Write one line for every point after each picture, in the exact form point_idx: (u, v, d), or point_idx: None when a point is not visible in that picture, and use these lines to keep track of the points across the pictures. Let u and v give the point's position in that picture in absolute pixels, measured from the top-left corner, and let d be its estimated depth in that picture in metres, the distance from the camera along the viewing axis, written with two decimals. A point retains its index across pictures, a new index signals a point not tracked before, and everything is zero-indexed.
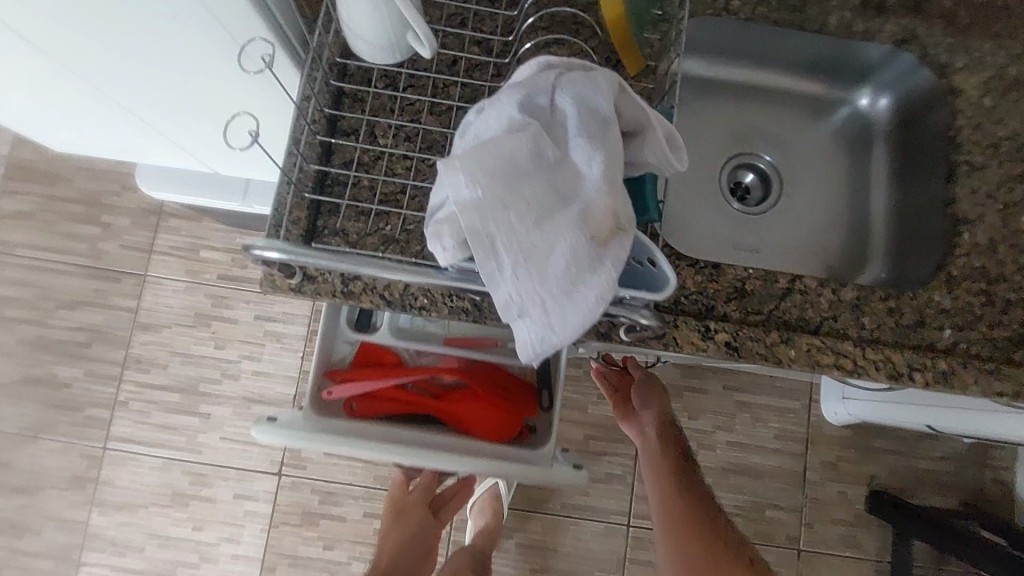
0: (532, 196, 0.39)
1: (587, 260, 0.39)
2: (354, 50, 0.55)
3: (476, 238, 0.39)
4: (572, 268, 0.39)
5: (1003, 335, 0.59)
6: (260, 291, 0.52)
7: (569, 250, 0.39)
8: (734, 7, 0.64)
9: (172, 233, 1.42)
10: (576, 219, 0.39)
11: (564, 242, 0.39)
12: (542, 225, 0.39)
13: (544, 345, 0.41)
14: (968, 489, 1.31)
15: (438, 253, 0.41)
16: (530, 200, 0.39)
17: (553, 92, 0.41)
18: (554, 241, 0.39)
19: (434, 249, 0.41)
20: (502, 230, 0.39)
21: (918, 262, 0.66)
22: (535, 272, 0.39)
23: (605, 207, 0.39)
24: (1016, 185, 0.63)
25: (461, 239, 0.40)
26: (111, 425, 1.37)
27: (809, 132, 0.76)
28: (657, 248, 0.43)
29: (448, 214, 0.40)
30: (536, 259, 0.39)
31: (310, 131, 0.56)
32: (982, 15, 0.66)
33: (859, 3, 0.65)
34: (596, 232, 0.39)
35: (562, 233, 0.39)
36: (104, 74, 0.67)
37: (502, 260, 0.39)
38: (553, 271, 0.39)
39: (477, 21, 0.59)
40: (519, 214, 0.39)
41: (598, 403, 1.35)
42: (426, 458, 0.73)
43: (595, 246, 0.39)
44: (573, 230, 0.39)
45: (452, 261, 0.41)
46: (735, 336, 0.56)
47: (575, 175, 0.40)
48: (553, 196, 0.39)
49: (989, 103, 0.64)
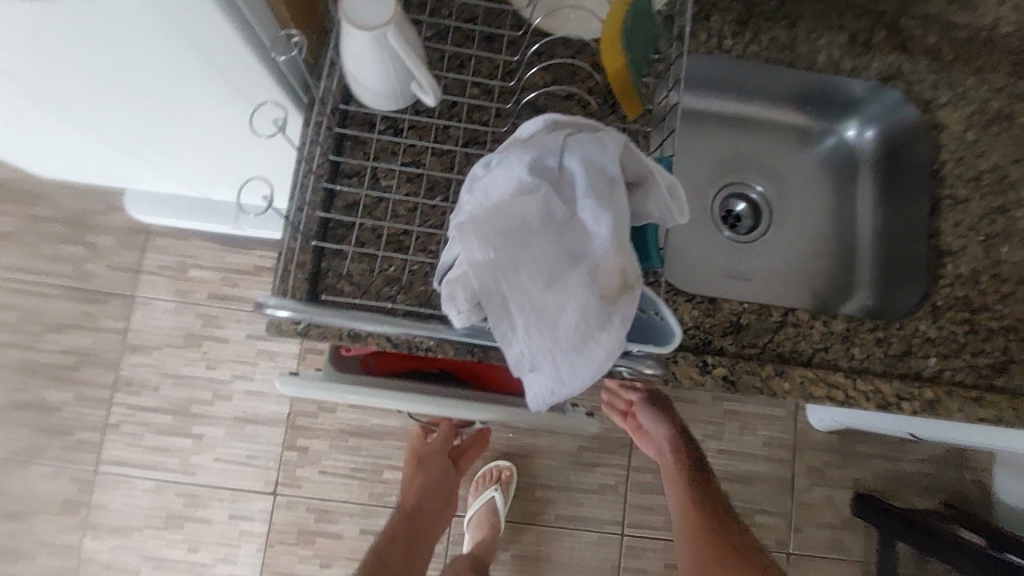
0: (543, 257, 0.40)
1: (597, 317, 0.40)
2: (359, 96, 0.56)
3: (489, 298, 0.40)
4: (582, 325, 0.40)
5: (985, 362, 0.62)
6: (267, 336, 0.53)
7: (579, 309, 0.40)
8: (727, 44, 0.65)
9: (160, 252, 1.41)
10: (585, 278, 0.40)
11: (574, 301, 0.40)
12: (553, 285, 0.40)
13: (556, 397, 0.42)
14: (948, 490, 1.36)
15: (451, 313, 0.42)
16: (541, 261, 0.40)
17: (561, 154, 0.42)
18: (565, 301, 0.40)
19: (447, 309, 0.42)
20: (515, 291, 0.40)
21: (903, 290, 0.69)
22: (547, 331, 0.40)
23: (613, 266, 0.41)
24: (996, 217, 0.66)
25: (474, 298, 0.41)
26: (102, 448, 1.36)
27: (797, 162, 0.78)
28: (663, 301, 0.45)
29: (460, 275, 0.41)
30: (548, 317, 0.40)
31: (318, 179, 0.57)
32: (964, 51, 0.68)
33: (847, 41, 0.66)
34: (605, 291, 0.41)
35: (573, 292, 0.40)
36: (95, 113, 0.66)
37: (515, 319, 0.40)
38: (564, 328, 0.40)
39: (477, 64, 0.59)
40: (531, 274, 0.40)
41: (592, 415, 1.36)
42: (456, 411, 0.70)
43: (604, 304, 0.41)
44: (583, 290, 0.40)
45: (467, 322, 0.42)
46: (732, 370, 0.57)
47: (583, 234, 0.41)
48: (563, 257, 0.41)
49: (970, 137, 0.67)
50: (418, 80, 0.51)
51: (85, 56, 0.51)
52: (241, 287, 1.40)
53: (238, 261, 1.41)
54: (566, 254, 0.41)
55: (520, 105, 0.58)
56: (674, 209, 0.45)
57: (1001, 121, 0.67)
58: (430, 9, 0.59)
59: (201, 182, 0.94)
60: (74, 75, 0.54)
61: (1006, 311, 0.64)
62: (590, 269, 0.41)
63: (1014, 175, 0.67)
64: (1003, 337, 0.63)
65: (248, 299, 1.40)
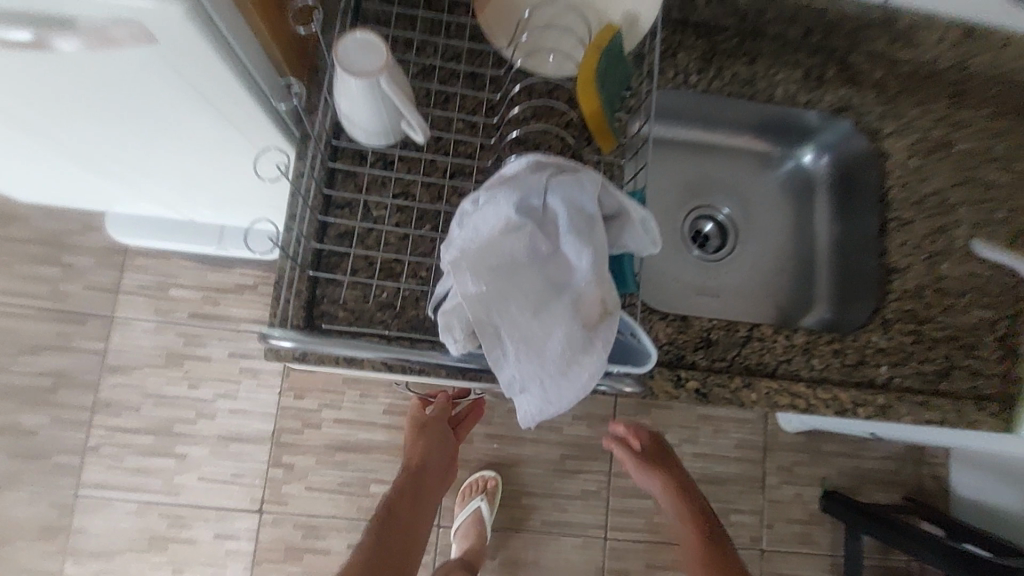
0: (529, 289, 0.44)
1: (581, 341, 0.44)
2: (350, 133, 0.59)
3: (481, 327, 0.43)
4: (567, 350, 0.44)
5: (932, 369, 0.68)
6: (266, 362, 0.56)
7: (564, 335, 0.44)
8: (693, 80, 0.70)
9: (139, 272, 1.40)
10: (569, 307, 0.44)
11: (560, 328, 0.44)
12: (540, 315, 0.44)
13: (545, 416, 0.46)
14: (909, 484, 1.44)
15: (447, 342, 0.45)
16: (529, 293, 0.44)
17: (545, 194, 0.46)
18: (551, 328, 0.44)
19: (444, 338, 0.45)
20: (507, 321, 0.44)
21: (857, 304, 0.75)
22: (536, 356, 0.44)
23: (594, 295, 0.45)
24: (939, 236, 0.72)
25: (467, 326, 0.45)
26: (82, 471, 1.34)
27: (759, 184, 0.84)
28: (639, 324, 0.49)
29: (455, 307, 0.44)
30: (536, 343, 0.44)
31: (314, 211, 0.59)
32: (908, 84, 0.74)
33: (802, 76, 0.72)
34: (587, 319, 0.45)
35: (558, 320, 0.44)
36: (84, 142, 0.67)
37: (506, 347, 0.44)
38: (551, 353, 0.44)
39: (461, 100, 0.62)
40: (519, 305, 0.44)
41: (573, 423, 1.41)
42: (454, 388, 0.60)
43: (587, 330, 0.45)
44: (567, 317, 0.44)
45: (463, 349, 0.45)
46: (703, 383, 0.62)
47: (566, 267, 0.46)
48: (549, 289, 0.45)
49: (915, 163, 0.73)
50: (405, 117, 0.54)
51: (87, 92, 0.54)
52: (223, 305, 1.40)
53: (220, 279, 1.41)
54: (550, 285, 0.45)
55: (504, 140, 0.61)
56: (648, 240, 0.49)
57: (942, 148, 0.73)
58: (415, 46, 0.62)
59: (187, 206, 0.95)
60: (67, 104, 0.56)
61: (949, 322, 0.70)
62: (573, 298, 0.45)
63: (954, 197, 0.73)
64: (947, 346, 0.69)
65: (230, 317, 1.40)
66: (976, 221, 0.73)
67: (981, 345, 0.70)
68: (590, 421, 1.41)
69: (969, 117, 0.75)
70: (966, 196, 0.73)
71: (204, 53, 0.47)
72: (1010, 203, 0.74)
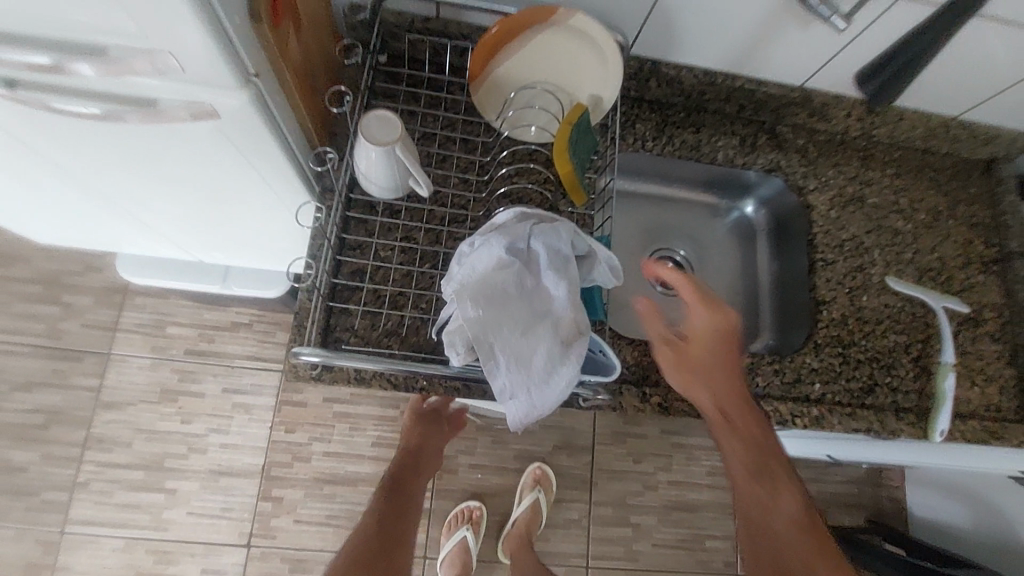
0: (517, 313, 0.55)
1: (558, 355, 0.55)
2: (365, 189, 0.69)
3: (480, 343, 0.53)
4: (548, 363, 0.55)
5: (857, 386, 0.80)
6: (286, 379, 0.64)
7: (544, 351, 0.55)
8: (650, 145, 0.83)
9: (138, 310, 1.46)
10: (548, 328, 0.55)
11: (542, 344, 0.55)
12: (527, 335, 0.55)
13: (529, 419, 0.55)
14: (871, 507, 1.52)
15: (451, 356, 0.55)
16: (517, 317, 0.55)
17: (529, 239, 0.57)
18: (535, 344, 0.55)
19: (448, 353, 0.55)
20: (500, 339, 0.54)
21: (794, 332, 0.87)
22: (523, 367, 0.54)
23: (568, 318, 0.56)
24: (856, 274, 0.86)
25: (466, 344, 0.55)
26: (69, 507, 1.35)
27: (710, 230, 0.98)
28: (607, 343, 0.60)
29: (458, 328, 0.54)
30: (523, 357, 0.54)
31: (331, 250, 0.68)
32: (825, 150, 0.90)
33: (738, 143, 0.86)
34: (564, 338, 0.55)
35: (540, 338, 0.55)
36: (122, 191, 0.77)
37: (499, 359, 0.54)
38: (535, 364, 0.54)
39: (457, 162, 0.73)
40: (510, 326, 0.54)
41: (554, 453, 1.48)
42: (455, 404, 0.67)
43: (563, 346, 0.55)
44: (547, 336, 0.55)
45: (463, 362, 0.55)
46: (665, 398, 0.72)
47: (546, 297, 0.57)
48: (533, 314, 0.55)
49: (834, 213, 0.88)
50: (411, 176, 0.66)
51: (142, 154, 0.63)
52: (218, 342, 1.47)
53: (216, 317, 1.48)
54: (533, 312, 0.56)
55: (493, 196, 0.72)
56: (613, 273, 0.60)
57: (855, 202, 0.89)
58: (419, 117, 0.74)
59: (200, 248, 1.04)
60: (120, 158, 0.65)
61: (870, 345, 0.83)
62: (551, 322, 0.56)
63: (868, 241, 0.87)
64: (868, 366, 0.81)
65: (224, 353, 1.46)
66: (888, 261, 0.87)
67: (898, 365, 0.82)
68: (570, 450, 1.49)
69: (876, 176, 0.90)
70: (878, 240, 0.88)
71: (257, 131, 0.56)
72: (914, 245, 0.89)
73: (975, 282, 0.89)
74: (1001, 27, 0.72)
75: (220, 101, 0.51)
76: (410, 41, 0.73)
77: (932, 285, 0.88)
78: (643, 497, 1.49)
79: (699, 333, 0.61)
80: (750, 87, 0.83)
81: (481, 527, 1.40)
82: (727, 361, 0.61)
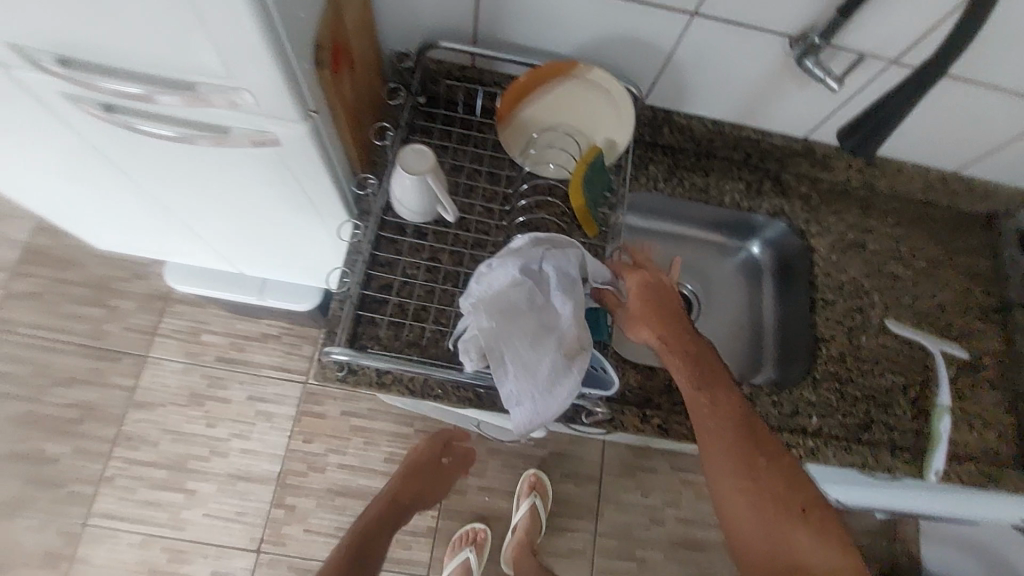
0: (527, 325, 0.61)
1: (562, 366, 0.61)
2: (398, 212, 0.76)
3: (492, 350, 0.59)
4: (553, 373, 0.60)
5: (853, 422, 0.83)
6: (314, 380, 0.70)
7: (549, 361, 0.60)
8: (661, 186, 0.90)
9: (175, 317, 1.55)
10: (555, 341, 0.61)
11: (548, 355, 0.60)
12: (535, 346, 0.60)
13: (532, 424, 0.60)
14: (885, 558, 1.49)
15: (465, 362, 0.61)
16: (527, 330, 0.61)
17: (541, 261, 0.64)
18: (542, 354, 0.60)
19: (462, 359, 0.61)
20: (510, 349, 0.60)
21: (794, 367, 0.91)
22: (530, 376, 0.59)
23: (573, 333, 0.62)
24: (855, 315, 0.90)
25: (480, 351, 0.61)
26: (93, 501, 1.41)
27: (718, 268, 1.03)
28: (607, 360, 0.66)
29: (473, 337, 0.61)
30: (531, 366, 0.60)
31: (364, 264, 0.75)
32: (828, 197, 0.95)
33: (744, 188, 0.93)
34: (569, 351, 0.61)
35: (547, 349, 0.61)
36: (181, 204, 0.86)
37: (508, 367, 0.60)
38: (541, 373, 0.60)
39: (482, 192, 0.81)
40: (520, 336, 0.60)
41: (561, 481, 1.51)
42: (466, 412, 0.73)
43: (567, 358, 0.61)
44: (553, 348, 0.61)
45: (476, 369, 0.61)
46: (665, 420, 0.76)
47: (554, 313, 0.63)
48: (541, 328, 0.61)
49: (836, 257, 0.92)
50: (440, 203, 0.73)
51: (207, 172, 0.72)
52: (247, 351, 1.55)
53: (247, 328, 1.57)
54: (542, 325, 0.62)
55: (513, 224, 0.79)
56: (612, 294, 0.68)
57: (856, 247, 0.93)
58: (451, 151, 0.82)
59: (242, 259, 1.12)
60: (187, 175, 0.74)
61: (867, 384, 0.86)
62: (558, 335, 0.62)
63: (868, 284, 0.92)
64: (865, 403, 0.84)
65: (252, 362, 1.54)
66: (887, 305, 0.91)
67: (895, 405, 0.85)
68: (576, 479, 1.52)
69: (877, 224, 0.95)
70: (878, 284, 0.92)
71: (311, 158, 0.64)
72: (913, 290, 0.93)
73: (975, 329, 0.92)
74: (992, 91, 0.78)
75: (283, 132, 0.59)
76: (446, 85, 0.82)
77: (931, 329, 0.91)
78: (649, 532, 1.49)
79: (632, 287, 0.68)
80: (755, 137, 0.90)
81: (485, 548, 1.42)
82: (655, 301, 0.67)
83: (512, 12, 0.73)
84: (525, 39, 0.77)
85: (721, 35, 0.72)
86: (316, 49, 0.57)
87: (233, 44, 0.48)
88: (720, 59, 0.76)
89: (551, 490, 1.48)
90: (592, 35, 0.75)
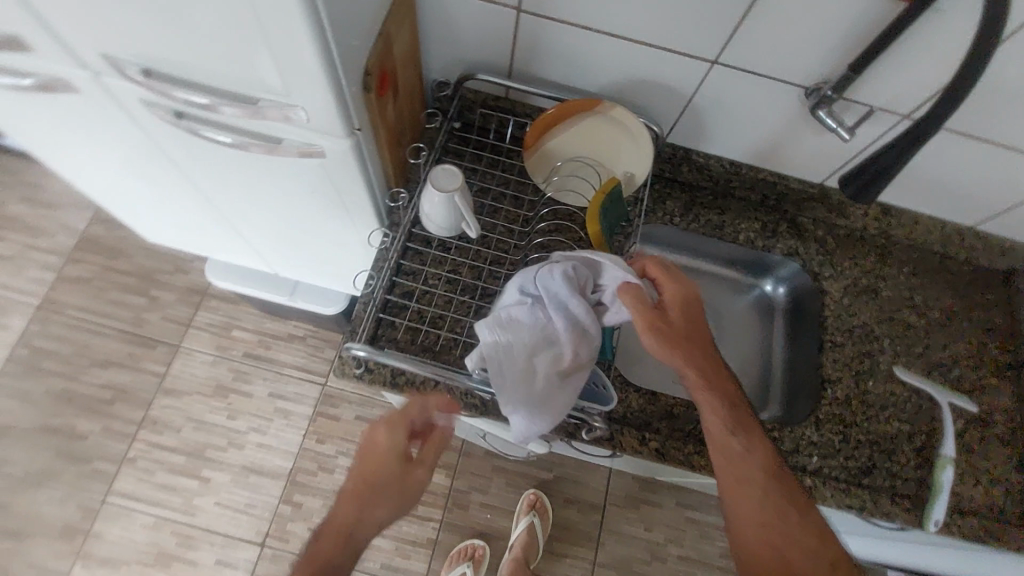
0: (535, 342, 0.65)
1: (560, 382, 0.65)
2: (425, 225, 0.81)
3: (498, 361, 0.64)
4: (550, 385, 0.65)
5: (855, 466, 0.83)
6: (333, 375, 0.74)
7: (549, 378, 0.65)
8: (677, 220, 0.94)
9: (210, 311, 1.64)
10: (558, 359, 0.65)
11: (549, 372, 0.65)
12: (532, 359, 0.64)
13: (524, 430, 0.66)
14: None
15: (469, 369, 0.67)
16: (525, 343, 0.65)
17: (541, 278, 0.67)
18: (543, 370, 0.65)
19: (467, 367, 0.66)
20: (509, 359, 0.64)
21: (800, 407, 0.92)
22: (527, 386, 0.64)
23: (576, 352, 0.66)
24: (864, 359, 0.91)
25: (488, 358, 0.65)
26: (114, 479, 1.48)
27: (731, 303, 1.05)
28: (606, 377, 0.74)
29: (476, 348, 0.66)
30: (528, 377, 0.64)
31: (390, 271, 0.80)
32: (844, 242, 0.97)
33: (759, 228, 0.96)
34: (565, 366, 0.65)
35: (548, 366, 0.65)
36: (230, 204, 0.93)
37: (506, 377, 0.64)
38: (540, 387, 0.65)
39: (505, 214, 0.86)
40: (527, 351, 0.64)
41: (564, 505, 1.51)
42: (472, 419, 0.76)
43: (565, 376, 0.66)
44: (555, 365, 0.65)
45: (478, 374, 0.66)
46: (663, 444, 0.78)
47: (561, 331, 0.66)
48: (540, 342, 0.65)
49: (847, 301, 0.94)
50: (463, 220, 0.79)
51: (256, 177, 0.79)
52: (273, 350, 1.62)
53: (275, 327, 1.64)
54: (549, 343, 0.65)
55: (531, 244, 0.83)
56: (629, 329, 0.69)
57: (869, 293, 0.95)
58: (480, 174, 0.87)
59: (278, 260, 1.19)
60: (239, 179, 0.81)
61: (871, 428, 0.86)
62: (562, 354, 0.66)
63: (878, 331, 0.93)
64: (868, 448, 0.85)
65: (277, 361, 1.61)
66: (897, 352, 0.92)
67: (899, 452, 0.85)
68: (579, 505, 1.52)
69: (892, 272, 0.96)
70: (888, 331, 0.93)
71: (351, 171, 0.70)
72: (925, 340, 0.93)
73: (988, 385, 0.92)
74: (1009, 151, 0.80)
75: (329, 145, 0.65)
76: (481, 112, 0.89)
77: (941, 380, 0.91)
78: (649, 566, 1.48)
79: (670, 302, 0.67)
80: (773, 179, 0.93)
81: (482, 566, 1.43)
82: (692, 321, 0.66)
83: (546, 50, 0.79)
84: (556, 75, 0.83)
85: (739, 81, 0.76)
86: (364, 74, 0.62)
87: (296, 68, 0.54)
88: (737, 104, 0.80)
89: (551, 511, 1.49)
90: (618, 75, 0.80)
